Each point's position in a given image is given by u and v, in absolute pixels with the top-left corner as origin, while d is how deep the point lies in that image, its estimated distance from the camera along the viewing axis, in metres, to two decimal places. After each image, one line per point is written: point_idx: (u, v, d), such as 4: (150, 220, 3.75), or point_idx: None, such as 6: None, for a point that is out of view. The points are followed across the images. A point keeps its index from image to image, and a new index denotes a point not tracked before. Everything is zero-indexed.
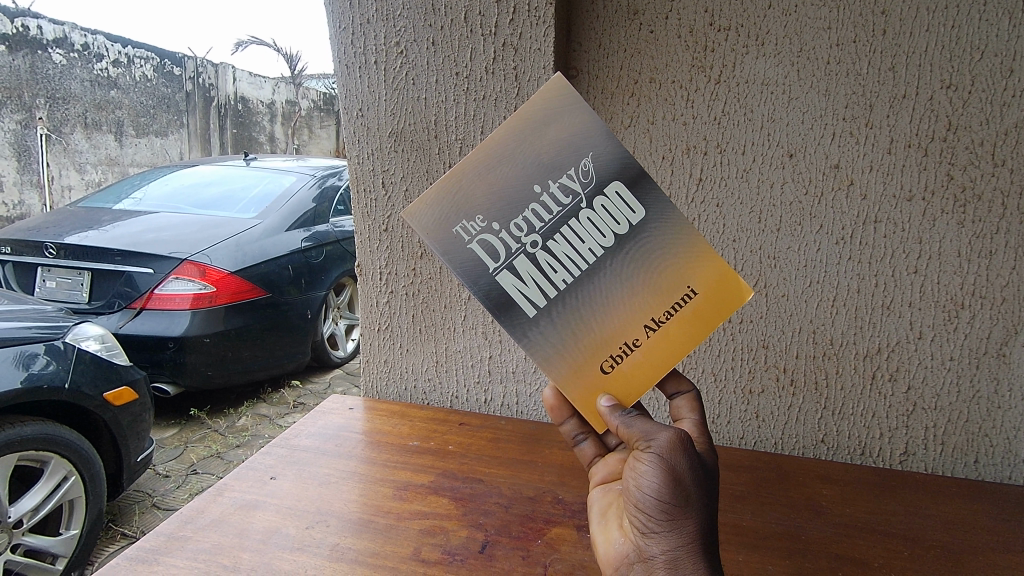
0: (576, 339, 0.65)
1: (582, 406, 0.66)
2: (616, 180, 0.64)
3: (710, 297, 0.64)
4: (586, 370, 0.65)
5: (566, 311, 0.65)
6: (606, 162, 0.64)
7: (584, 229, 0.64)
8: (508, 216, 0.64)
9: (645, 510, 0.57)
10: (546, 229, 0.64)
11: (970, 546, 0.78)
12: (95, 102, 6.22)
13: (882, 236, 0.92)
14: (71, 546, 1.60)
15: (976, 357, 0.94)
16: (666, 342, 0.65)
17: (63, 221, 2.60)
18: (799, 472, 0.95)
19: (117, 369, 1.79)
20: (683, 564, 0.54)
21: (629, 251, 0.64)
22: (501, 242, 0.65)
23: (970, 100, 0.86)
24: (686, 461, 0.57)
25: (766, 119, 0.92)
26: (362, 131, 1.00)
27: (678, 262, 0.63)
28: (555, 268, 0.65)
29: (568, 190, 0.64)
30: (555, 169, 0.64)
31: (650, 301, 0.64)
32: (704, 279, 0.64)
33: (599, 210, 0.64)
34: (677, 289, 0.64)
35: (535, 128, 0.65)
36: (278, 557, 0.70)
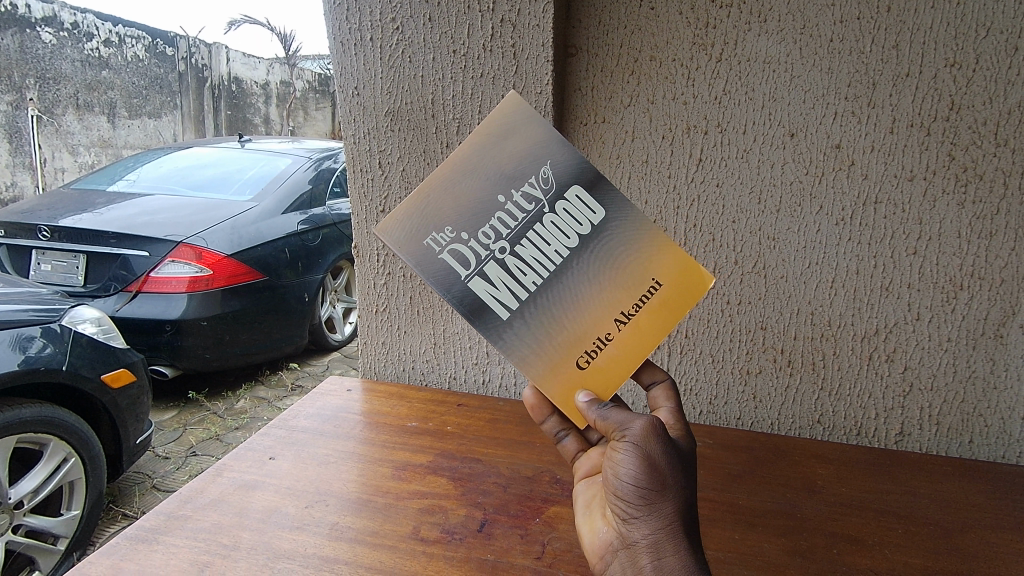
0: (550, 336, 0.66)
1: (562, 403, 0.66)
2: (575, 184, 0.65)
3: (675, 288, 0.65)
4: (562, 368, 0.66)
5: (539, 311, 0.66)
6: (565, 168, 0.65)
7: (549, 233, 0.65)
8: (476, 225, 0.66)
9: (624, 498, 0.57)
10: (512, 236, 0.66)
11: (963, 524, 0.79)
12: (87, 82, 6.14)
13: (882, 217, 0.92)
14: (71, 527, 1.61)
15: (973, 338, 0.94)
16: (638, 334, 0.66)
17: (56, 203, 2.57)
18: (795, 452, 0.96)
19: (114, 351, 1.78)
20: (665, 547, 0.54)
21: (595, 248, 0.65)
22: (471, 250, 0.66)
23: (974, 79, 0.85)
24: (660, 446, 0.57)
25: (767, 98, 0.91)
26: (358, 110, 0.98)
27: (641, 256, 0.65)
28: (525, 271, 0.66)
29: (530, 197, 0.65)
30: (517, 178, 0.66)
31: (619, 296, 0.65)
32: (668, 270, 0.65)
33: (562, 214, 0.65)
34: (643, 281, 0.65)
35: (495, 142, 0.66)
36: (278, 536, 0.70)
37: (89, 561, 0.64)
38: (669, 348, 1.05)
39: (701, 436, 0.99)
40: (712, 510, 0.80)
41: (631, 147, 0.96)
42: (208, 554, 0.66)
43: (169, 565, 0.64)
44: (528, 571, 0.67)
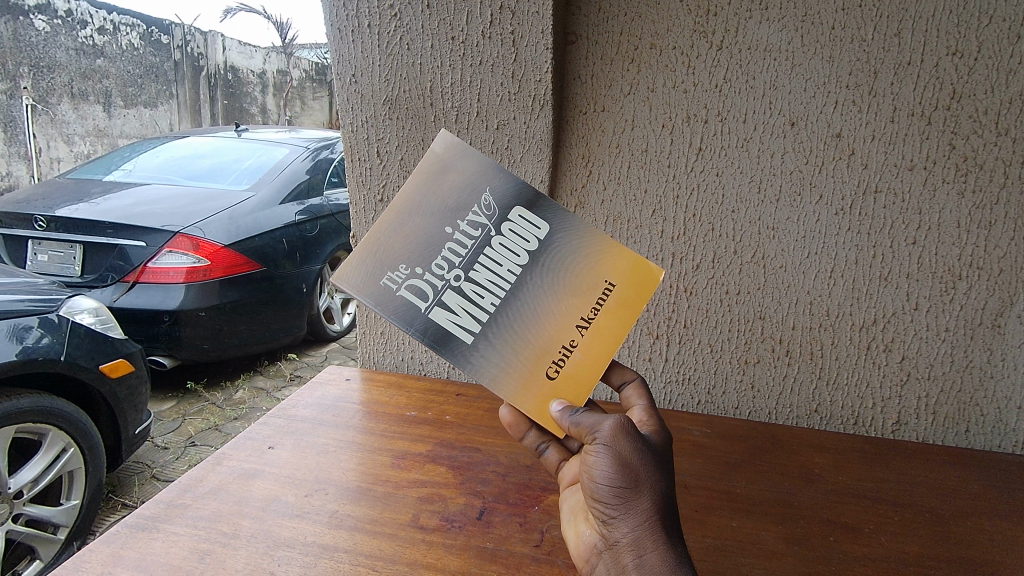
0: (518, 351, 0.66)
1: (539, 418, 0.65)
2: (516, 205, 0.67)
3: (628, 286, 0.67)
4: (533, 382, 0.65)
5: (503, 328, 0.66)
6: (504, 192, 0.67)
7: (499, 254, 0.67)
8: (428, 258, 0.66)
9: (602, 500, 0.57)
10: (465, 262, 0.66)
11: (959, 512, 0.80)
12: (81, 71, 6.07)
13: (882, 207, 0.92)
14: (72, 516, 1.62)
15: (971, 327, 0.94)
16: (601, 336, 0.66)
17: (52, 193, 2.55)
18: (792, 441, 0.96)
19: (113, 341, 1.78)
20: (645, 543, 0.54)
21: (546, 260, 0.66)
22: (427, 283, 0.66)
23: (976, 67, 0.85)
24: (631, 444, 0.57)
25: (768, 86, 0.90)
26: (356, 98, 0.97)
27: (591, 261, 0.67)
28: (482, 294, 0.66)
29: (476, 223, 0.67)
30: (460, 209, 0.67)
31: (577, 301, 0.66)
32: (619, 270, 0.67)
33: (509, 234, 0.67)
34: (599, 284, 0.67)
35: (434, 179, 0.68)
36: (277, 524, 0.70)
37: (89, 548, 0.65)
38: (667, 338, 1.04)
39: (699, 426, 1.00)
40: (709, 498, 0.80)
41: (630, 136, 0.95)
42: (208, 543, 0.67)
43: (169, 553, 0.64)
44: (526, 558, 0.67)
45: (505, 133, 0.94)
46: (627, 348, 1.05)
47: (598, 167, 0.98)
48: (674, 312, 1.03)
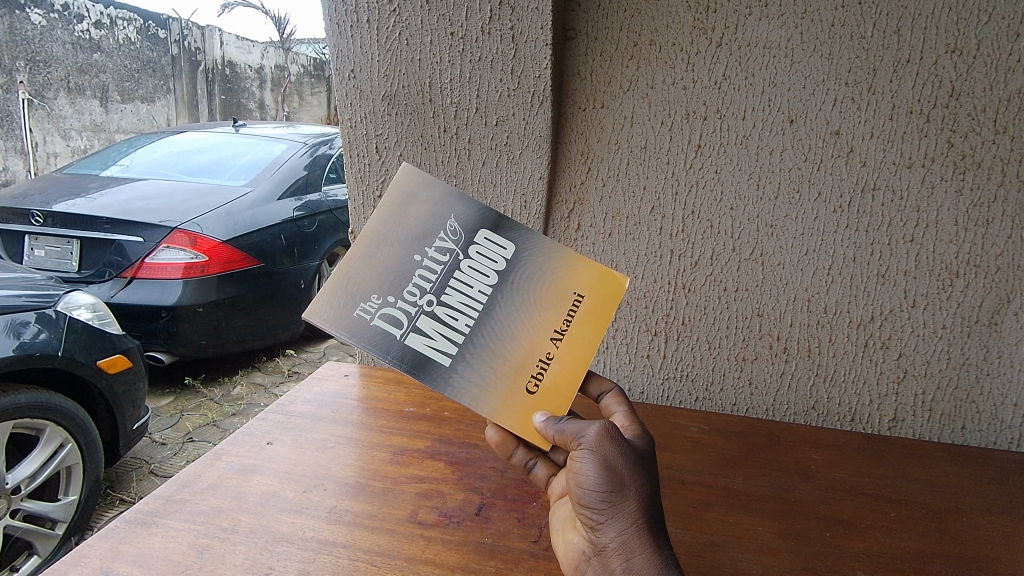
0: (496, 367, 0.66)
1: (525, 432, 0.65)
2: (480, 229, 0.70)
3: (596, 296, 0.70)
4: (514, 397, 0.65)
5: (480, 346, 0.66)
6: (468, 217, 0.70)
7: (469, 276, 0.68)
8: (399, 286, 0.67)
9: (589, 506, 0.57)
10: (436, 287, 0.67)
11: (955, 508, 0.81)
12: (78, 65, 6.04)
13: (880, 204, 0.92)
14: (69, 511, 1.62)
15: (968, 325, 0.95)
16: (575, 346, 0.68)
17: (48, 189, 2.54)
18: (790, 437, 0.97)
19: (110, 337, 1.78)
20: (633, 548, 0.55)
21: (516, 276, 0.69)
22: (401, 310, 0.66)
23: (975, 65, 0.85)
24: (616, 448, 0.58)
25: (767, 83, 0.90)
26: (355, 94, 0.96)
27: (559, 276, 0.69)
28: (456, 316, 0.67)
29: (444, 249, 0.68)
30: (426, 237, 0.69)
31: (549, 314, 0.68)
32: (586, 280, 0.70)
33: (476, 257, 0.69)
34: (568, 296, 0.69)
35: (399, 210, 0.70)
36: (276, 519, 0.70)
37: (88, 543, 0.65)
38: (666, 335, 1.04)
39: (696, 422, 1.00)
40: (706, 494, 0.80)
41: (630, 132, 0.95)
42: (207, 538, 0.67)
43: (168, 548, 0.65)
44: (524, 553, 0.68)
45: (504, 129, 0.94)
46: (626, 345, 1.06)
47: (597, 164, 0.97)
48: (672, 309, 1.02)
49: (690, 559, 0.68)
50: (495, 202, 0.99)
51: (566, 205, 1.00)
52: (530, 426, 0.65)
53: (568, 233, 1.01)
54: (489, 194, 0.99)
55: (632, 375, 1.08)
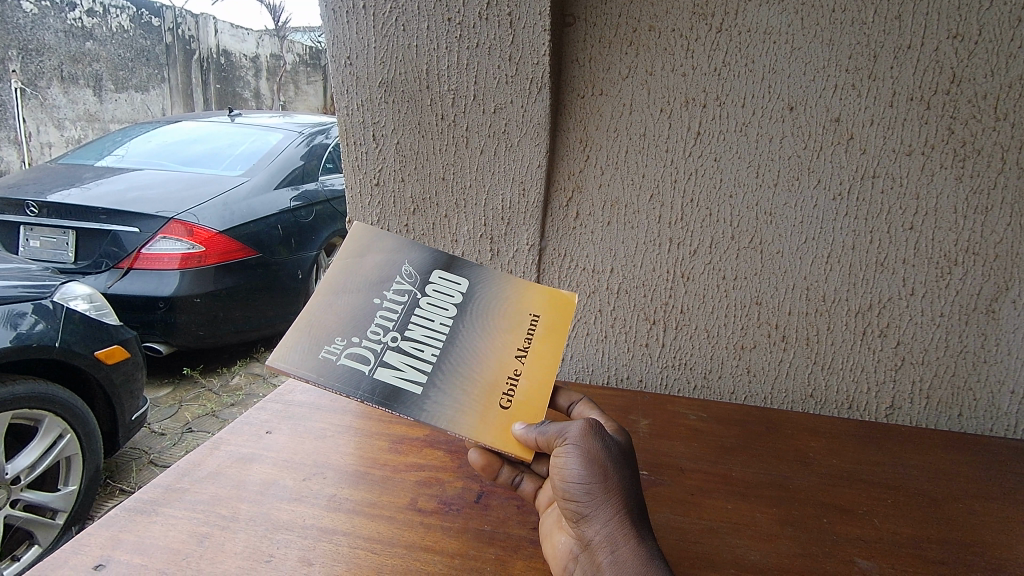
0: (468, 389, 0.67)
1: (506, 446, 0.64)
2: (434, 270, 0.74)
3: (550, 314, 0.74)
4: (489, 415, 0.66)
5: (449, 370, 0.67)
6: (422, 261, 0.74)
7: (429, 311, 0.71)
8: (362, 326, 0.68)
9: (573, 500, 0.57)
10: (399, 324, 0.69)
11: (951, 495, 0.81)
12: (71, 54, 5.97)
13: (880, 191, 0.92)
14: (69, 501, 1.62)
15: (966, 313, 0.95)
16: (539, 361, 0.71)
17: (42, 179, 2.52)
18: (788, 425, 0.98)
19: (108, 328, 1.77)
20: (618, 540, 0.55)
21: (475, 304, 0.73)
22: (366, 348, 0.66)
23: (977, 51, 0.84)
24: (598, 442, 0.58)
25: (768, 70, 0.89)
26: (351, 81, 0.94)
27: (514, 300, 0.75)
28: (421, 347, 0.69)
29: (402, 290, 0.71)
30: (384, 282, 0.72)
31: (510, 335, 0.72)
32: (538, 302, 0.75)
33: (433, 294, 0.73)
34: (525, 317, 0.74)
35: (356, 261, 0.72)
36: (276, 507, 0.71)
37: (88, 532, 0.65)
38: (664, 323, 1.04)
39: (695, 411, 1.01)
40: (704, 480, 0.81)
41: (629, 120, 0.94)
42: (207, 526, 0.67)
43: (168, 536, 0.65)
44: (524, 541, 0.68)
45: (502, 117, 0.93)
46: (625, 334, 1.06)
47: (596, 152, 0.96)
48: (672, 298, 1.02)
49: (688, 544, 0.69)
50: (493, 190, 0.98)
51: (565, 193, 0.99)
52: (511, 439, 0.64)
53: (567, 222, 1.01)
54: (488, 182, 0.98)
55: (630, 364, 1.08)
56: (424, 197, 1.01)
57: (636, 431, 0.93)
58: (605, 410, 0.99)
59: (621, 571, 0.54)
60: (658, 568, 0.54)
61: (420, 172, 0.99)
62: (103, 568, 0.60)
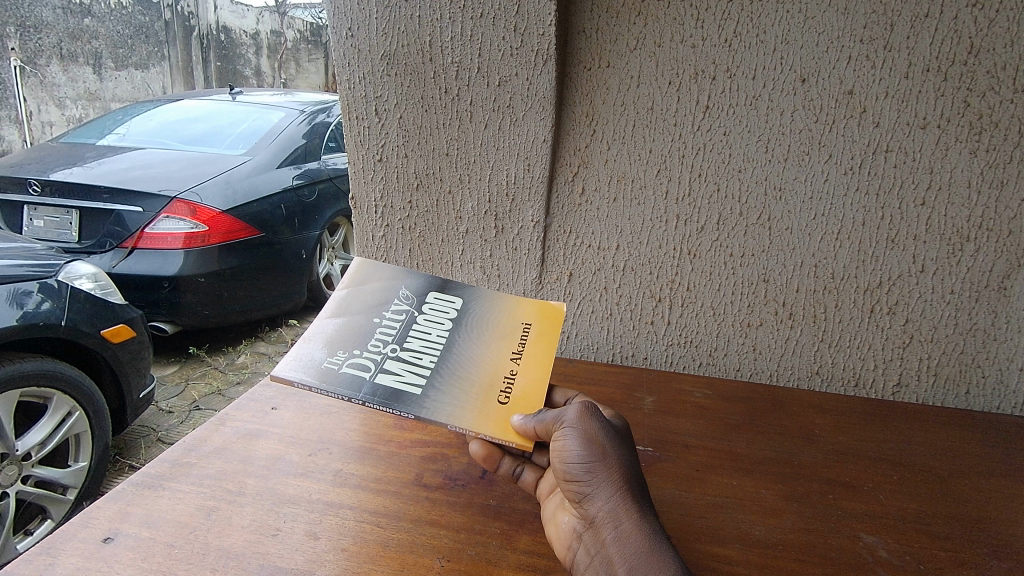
0: (466, 389, 0.68)
1: (506, 435, 0.63)
2: (429, 291, 0.79)
3: (540, 323, 0.78)
4: (488, 409, 0.66)
5: (447, 373, 0.69)
6: (417, 285, 0.79)
7: (426, 326, 0.75)
8: (363, 341, 0.70)
9: (574, 481, 0.57)
10: (397, 338, 0.72)
11: (957, 471, 0.81)
12: (69, 31, 5.90)
13: (893, 166, 0.90)
14: (79, 477, 1.64)
15: (977, 290, 0.94)
16: (533, 361, 0.73)
17: (45, 158, 2.50)
18: (793, 402, 0.98)
19: (113, 307, 1.78)
20: (622, 515, 0.54)
21: (470, 319, 0.77)
22: (367, 358, 0.68)
23: (997, 20, 0.81)
24: (596, 422, 0.59)
25: (780, 41, 0.86)
26: (353, 53, 0.92)
27: (505, 313, 0.79)
28: (420, 355, 0.70)
29: (400, 309, 0.76)
30: (383, 305, 0.76)
31: (504, 343, 0.75)
32: (528, 314, 0.79)
33: (429, 312, 0.77)
34: (518, 326, 0.77)
35: (356, 290, 0.77)
36: (283, 482, 0.71)
37: (96, 505, 0.65)
38: (670, 301, 1.03)
39: (700, 388, 1.01)
40: (709, 456, 0.81)
41: (636, 94, 0.92)
42: (214, 500, 0.67)
43: (176, 510, 0.65)
44: (528, 515, 0.69)
45: (507, 90, 0.91)
46: (629, 311, 1.05)
47: (603, 126, 0.94)
48: (677, 275, 1.01)
49: (692, 519, 0.69)
50: (498, 165, 0.96)
51: (571, 168, 0.97)
52: (511, 429, 0.64)
53: (572, 198, 0.99)
54: (492, 157, 0.96)
55: (635, 342, 1.07)
56: (427, 173, 0.99)
57: (640, 407, 0.93)
58: (610, 387, 0.98)
59: (626, 546, 0.53)
60: (662, 540, 0.53)
61: (423, 148, 0.97)
62: (113, 540, 0.60)
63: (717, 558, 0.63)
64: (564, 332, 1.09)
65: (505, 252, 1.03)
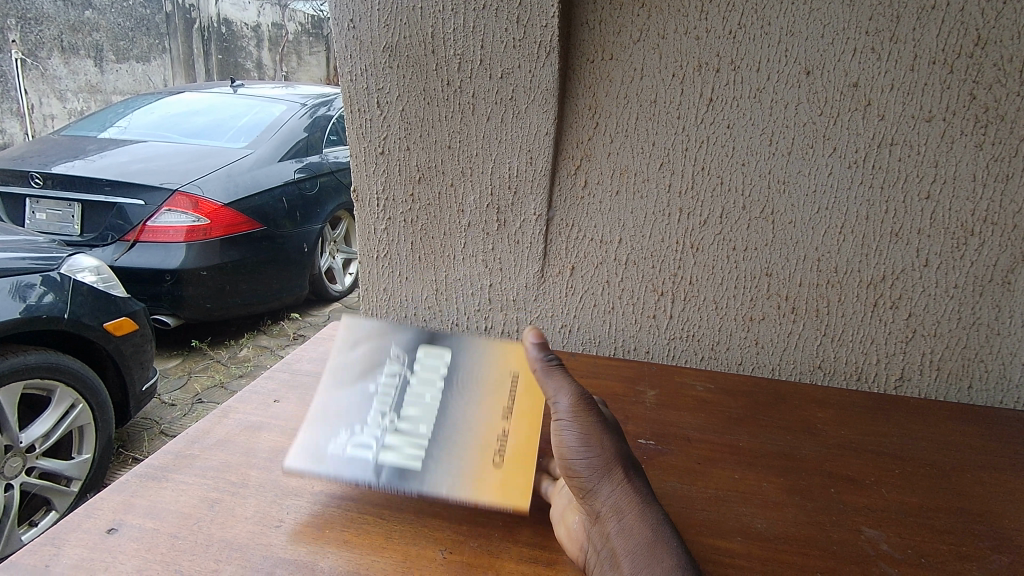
0: (463, 453, 0.69)
1: (503, 501, 0.65)
2: (421, 339, 0.79)
3: (532, 364, 0.78)
4: (484, 475, 0.68)
5: (442, 439, 0.70)
6: (409, 335, 0.80)
7: (420, 385, 0.75)
8: (363, 412, 0.72)
9: (576, 475, 0.58)
10: (395, 404, 0.73)
11: (959, 465, 0.81)
12: (70, 23, 5.88)
13: (897, 159, 0.89)
14: (83, 469, 1.65)
15: (981, 284, 0.94)
16: (527, 413, 0.73)
17: (47, 151, 2.50)
18: (795, 396, 0.98)
19: (116, 300, 1.78)
20: (624, 509, 0.55)
21: (462, 370, 0.77)
22: (368, 432, 0.70)
23: (1004, 11, 0.81)
24: (592, 414, 0.59)
25: (785, 33, 0.86)
26: (355, 45, 0.92)
27: (497, 358, 0.79)
28: (418, 421, 0.72)
29: (395, 370, 0.76)
30: (378, 365, 0.77)
31: (498, 393, 0.75)
32: (518, 356, 0.79)
33: (422, 366, 0.77)
34: (510, 372, 0.77)
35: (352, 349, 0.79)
36: (285, 474, 0.71)
37: (99, 496, 0.65)
38: (672, 295, 1.03)
39: (703, 382, 1.01)
40: (710, 449, 0.81)
41: (639, 86, 0.92)
42: (217, 492, 0.67)
43: (179, 501, 0.65)
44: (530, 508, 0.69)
45: (510, 82, 0.91)
46: (631, 305, 1.05)
47: (605, 119, 0.94)
48: (680, 269, 1.01)
49: (695, 512, 0.69)
50: (501, 158, 0.96)
51: (573, 162, 0.97)
52: (507, 496, 0.66)
53: (575, 192, 0.99)
54: (494, 150, 0.96)
55: (637, 336, 1.07)
56: (429, 165, 0.99)
57: (642, 401, 0.93)
58: (612, 381, 0.98)
59: (629, 539, 0.54)
60: (665, 532, 0.54)
61: (425, 141, 0.97)
62: (116, 531, 0.61)
63: (719, 552, 0.63)
64: (566, 325, 1.09)
65: (508, 245, 1.03)
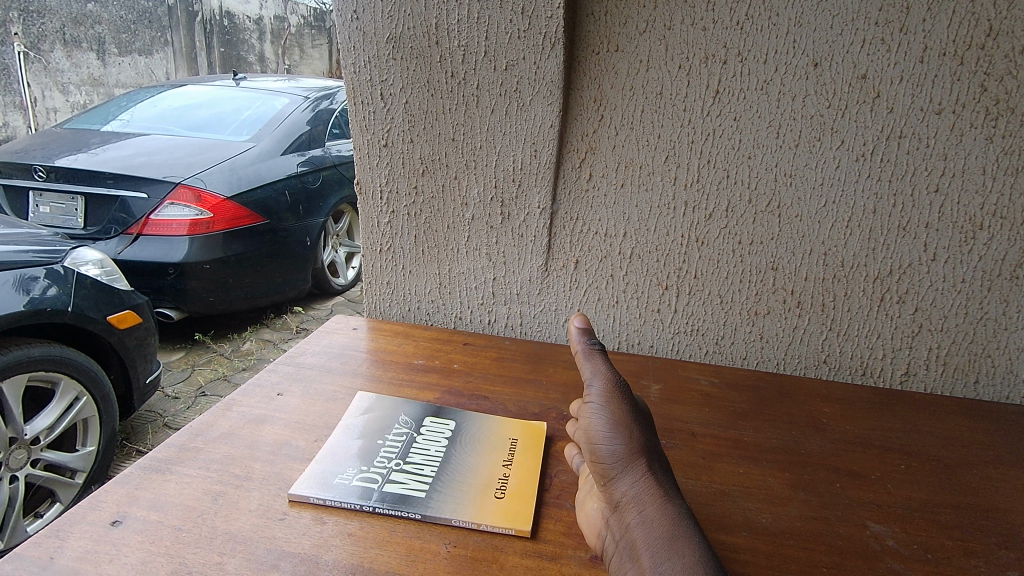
0: (466, 488, 0.68)
1: (507, 523, 0.63)
2: (426, 416, 0.82)
3: (531, 433, 0.80)
4: (487, 503, 0.66)
5: (444, 478, 0.69)
6: (414, 412, 0.82)
7: (426, 442, 0.77)
8: (368, 458, 0.73)
9: (602, 462, 0.60)
10: (400, 454, 0.74)
11: (965, 460, 0.81)
12: (72, 16, 5.88)
13: (906, 152, 0.88)
14: (87, 461, 1.65)
15: (989, 279, 0.93)
16: (528, 463, 0.74)
17: (50, 143, 2.51)
18: (800, 390, 0.98)
19: (119, 293, 1.78)
20: (647, 502, 0.56)
21: (464, 435, 0.78)
22: (372, 473, 0.70)
23: (1017, 1, 0.79)
24: (624, 405, 0.63)
25: (793, 23, 0.85)
26: (358, 36, 0.92)
27: (497, 428, 0.81)
28: (423, 466, 0.72)
29: (400, 432, 0.78)
30: (383, 429, 0.78)
31: (498, 449, 0.76)
32: (517, 428, 0.81)
33: (427, 432, 0.79)
34: (510, 437, 0.79)
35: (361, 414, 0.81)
36: (289, 467, 0.71)
37: (103, 489, 0.65)
38: (677, 289, 1.02)
39: (707, 376, 1.00)
40: (715, 443, 0.81)
41: (644, 78, 0.91)
42: (221, 484, 0.67)
43: (183, 494, 0.65)
44: None
45: (514, 74, 0.90)
46: (636, 299, 1.04)
47: (610, 111, 0.93)
48: (685, 263, 1.00)
49: (699, 507, 0.68)
50: (505, 151, 0.95)
51: (578, 155, 0.96)
52: (510, 519, 0.64)
53: (580, 184, 0.98)
54: (498, 143, 0.95)
55: (641, 330, 1.07)
56: (433, 158, 0.98)
57: (646, 395, 0.92)
58: None
59: (650, 529, 0.55)
60: (685, 528, 0.55)
61: (429, 133, 0.97)
62: (121, 523, 0.61)
63: (724, 546, 0.63)
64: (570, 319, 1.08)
65: (512, 239, 1.02)
